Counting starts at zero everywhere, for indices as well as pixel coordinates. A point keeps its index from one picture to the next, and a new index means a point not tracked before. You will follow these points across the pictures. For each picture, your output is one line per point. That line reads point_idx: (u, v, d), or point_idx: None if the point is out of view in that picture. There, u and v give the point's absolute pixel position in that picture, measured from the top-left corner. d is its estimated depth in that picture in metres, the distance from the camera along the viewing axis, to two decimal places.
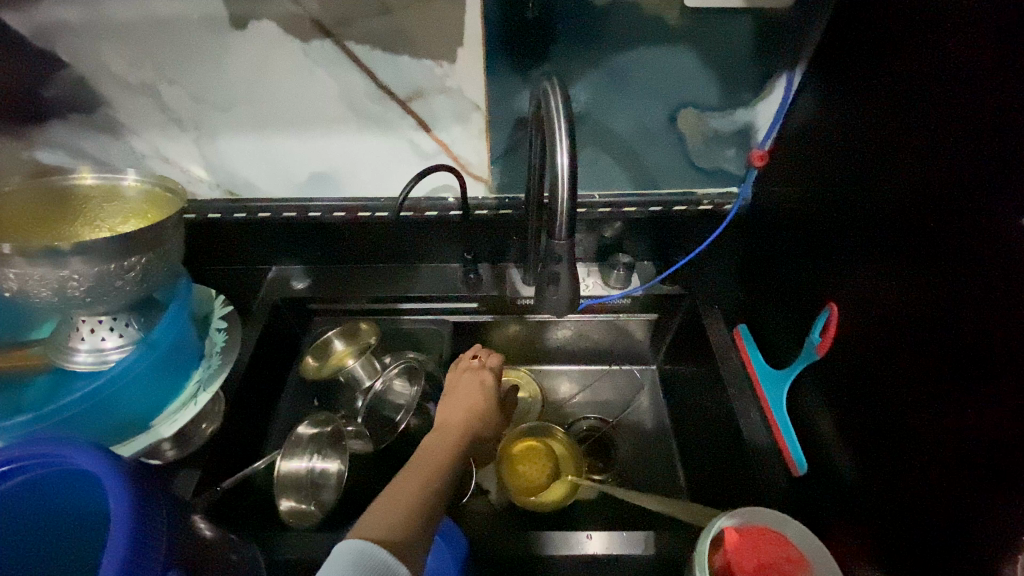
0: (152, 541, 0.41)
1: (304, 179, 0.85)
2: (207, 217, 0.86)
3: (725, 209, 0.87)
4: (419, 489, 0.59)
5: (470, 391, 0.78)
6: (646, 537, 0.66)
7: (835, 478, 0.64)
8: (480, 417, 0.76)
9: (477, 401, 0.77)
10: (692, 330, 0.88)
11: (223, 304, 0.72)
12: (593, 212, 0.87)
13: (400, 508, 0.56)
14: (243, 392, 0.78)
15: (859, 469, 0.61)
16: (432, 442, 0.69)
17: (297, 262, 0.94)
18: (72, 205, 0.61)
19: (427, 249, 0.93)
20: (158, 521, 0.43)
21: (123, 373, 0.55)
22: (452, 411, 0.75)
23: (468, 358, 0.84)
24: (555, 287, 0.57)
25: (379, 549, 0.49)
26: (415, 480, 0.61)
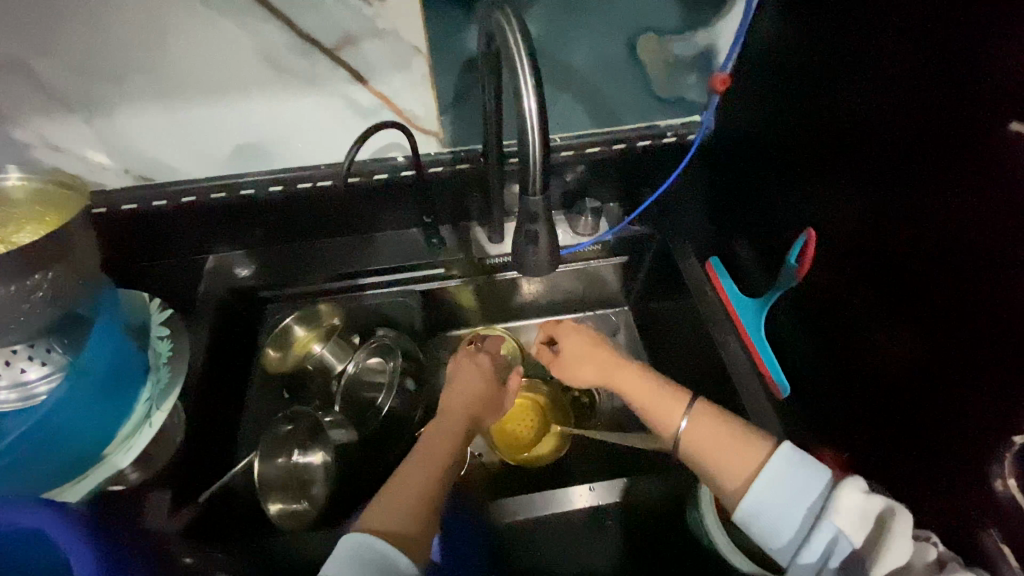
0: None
1: (228, 153, 0.74)
2: (122, 209, 0.75)
3: (689, 139, 0.83)
4: (422, 485, 0.57)
5: (469, 377, 0.73)
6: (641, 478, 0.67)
7: (819, 396, 0.66)
8: (481, 401, 0.71)
9: (478, 389, 0.72)
10: (664, 268, 0.87)
11: (160, 308, 0.63)
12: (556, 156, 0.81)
13: (400, 511, 0.53)
14: (200, 398, 0.71)
15: (841, 386, 0.63)
16: (436, 430, 0.65)
17: (237, 247, 0.85)
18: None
19: (382, 216, 0.85)
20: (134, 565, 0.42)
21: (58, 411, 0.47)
22: (457, 399, 0.70)
23: (466, 345, 0.79)
24: (535, 247, 0.53)
25: (379, 538, 0.49)
26: (416, 474, 0.58)
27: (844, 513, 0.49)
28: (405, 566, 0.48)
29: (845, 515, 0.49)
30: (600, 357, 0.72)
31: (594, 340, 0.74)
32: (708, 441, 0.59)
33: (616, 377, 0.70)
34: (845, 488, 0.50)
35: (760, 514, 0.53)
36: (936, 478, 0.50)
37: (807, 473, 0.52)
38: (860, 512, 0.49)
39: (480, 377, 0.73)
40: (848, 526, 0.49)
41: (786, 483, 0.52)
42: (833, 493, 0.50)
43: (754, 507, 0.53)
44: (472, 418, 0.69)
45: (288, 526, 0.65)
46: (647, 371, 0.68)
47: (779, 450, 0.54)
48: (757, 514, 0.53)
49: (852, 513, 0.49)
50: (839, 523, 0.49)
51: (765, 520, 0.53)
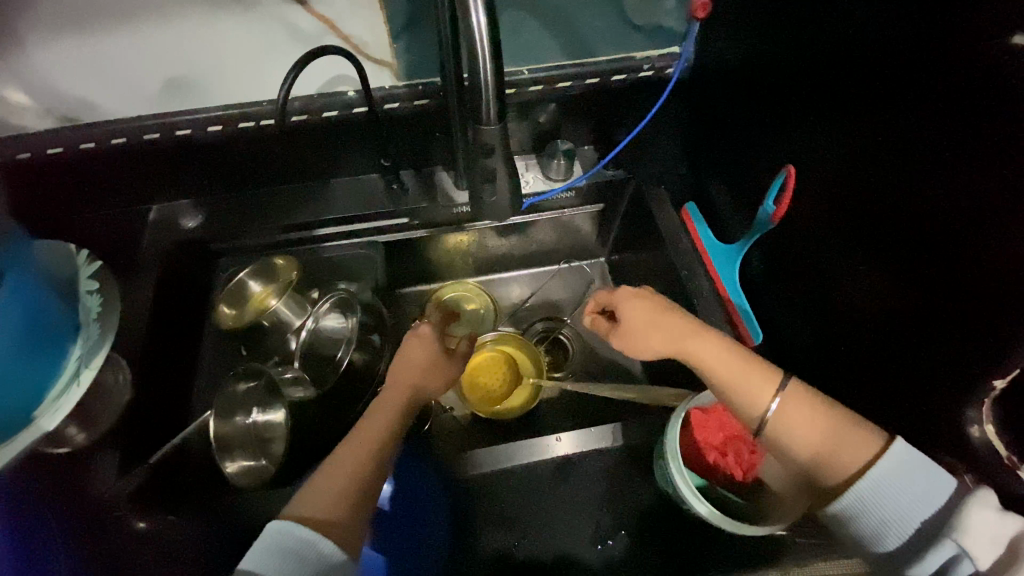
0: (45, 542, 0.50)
1: (158, 89, 0.66)
2: (47, 153, 0.68)
3: (667, 74, 0.76)
4: (352, 477, 0.52)
5: (415, 349, 0.66)
6: (615, 429, 0.67)
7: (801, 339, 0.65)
8: (431, 372, 0.65)
9: (426, 360, 0.65)
10: (639, 214, 0.83)
11: (89, 261, 0.58)
12: (522, 92, 0.75)
13: (327, 507, 0.49)
14: (147, 357, 0.67)
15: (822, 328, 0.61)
16: (377, 409, 0.60)
17: (183, 195, 0.79)
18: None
19: (338, 160, 0.79)
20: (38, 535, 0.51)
21: None
22: (404, 374, 0.64)
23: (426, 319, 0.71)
24: (494, 186, 0.48)
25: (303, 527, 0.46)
26: (347, 463, 0.53)
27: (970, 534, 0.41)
28: (329, 554, 0.46)
29: (970, 535, 0.41)
30: (673, 328, 0.59)
31: (658, 308, 0.61)
32: (806, 427, 0.51)
33: (692, 347, 0.57)
34: (975, 505, 0.42)
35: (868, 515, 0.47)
36: (912, 421, 0.49)
37: (932, 480, 0.44)
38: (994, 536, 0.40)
39: (427, 347, 0.66)
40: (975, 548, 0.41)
41: (902, 487, 0.45)
42: (960, 508, 0.42)
43: (862, 509, 0.47)
44: (417, 392, 0.63)
45: (246, 486, 0.63)
46: (724, 339, 0.57)
47: (896, 446, 0.46)
48: (867, 521, 0.47)
49: (979, 532, 0.41)
50: (964, 544, 0.41)
51: (871, 521, 0.46)
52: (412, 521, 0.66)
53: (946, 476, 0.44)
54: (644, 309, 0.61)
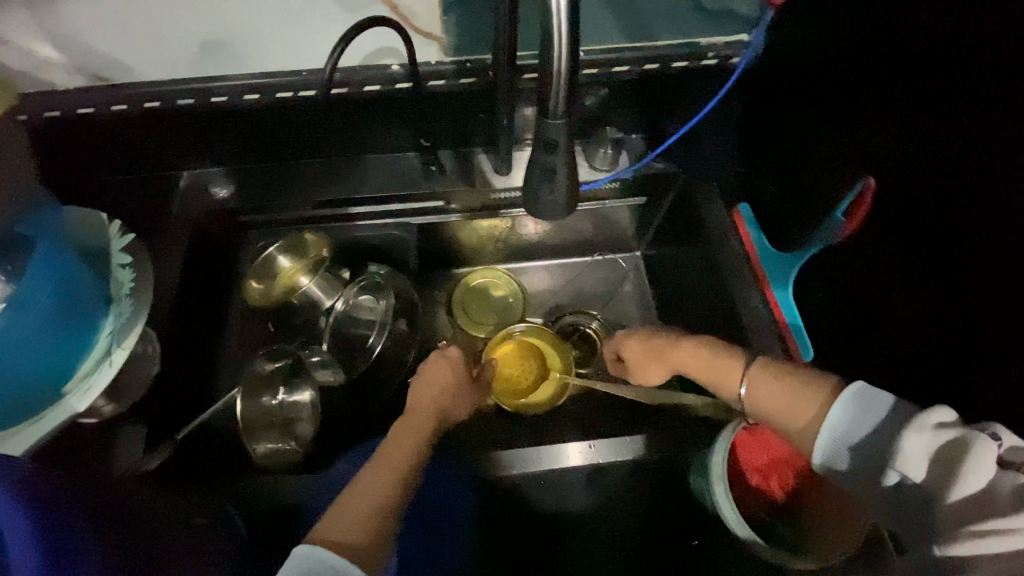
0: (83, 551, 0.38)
1: (194, 51, 0.63)
2: (77, 113, 0.65)
3: (732, 63, 0.71)
4: (386, 488, 0.54)
5: (439, 371, 0.71)
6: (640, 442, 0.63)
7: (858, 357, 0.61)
8: (451, 393, 0.70)
9: (448, 384, 0.71)
10: (684, 212, 0.78)
11: (121, 232, 0.55)
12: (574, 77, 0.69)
13: (364, 518, 0.50)
14: (173, 330, 0.66)
15: (891, 347, 0.57)
16: (404, 425, 0.64)
17: (213, 163, 0.76)
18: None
19: (373, 136, 0.76)
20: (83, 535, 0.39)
21: None
22: (428, 394, 0.69)
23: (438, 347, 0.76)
24: (552, 183, 0.45)
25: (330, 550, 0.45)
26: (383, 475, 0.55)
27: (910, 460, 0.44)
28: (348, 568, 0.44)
29: (909, 460, 0.44)
30: (658, 347, 0.66)
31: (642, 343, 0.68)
32: (772, 391, 0.55)
33: (677, 360, 0.64)
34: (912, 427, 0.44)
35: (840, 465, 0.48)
36: None
37: (876, 413, 0.47)
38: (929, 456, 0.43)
39: (451, 370, 0.72)
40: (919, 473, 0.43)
41: (850, 425, 0.47)
42: (892, 434, 0.45)
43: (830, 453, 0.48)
44: (440, 415, 0.68)
45: (270, 467, 0.63)
46: (702, 341, 0.63)
47: (852, 387, 0.49)
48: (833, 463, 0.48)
49: (917, 455, 0.43)
50: (905, 469, 0.44)
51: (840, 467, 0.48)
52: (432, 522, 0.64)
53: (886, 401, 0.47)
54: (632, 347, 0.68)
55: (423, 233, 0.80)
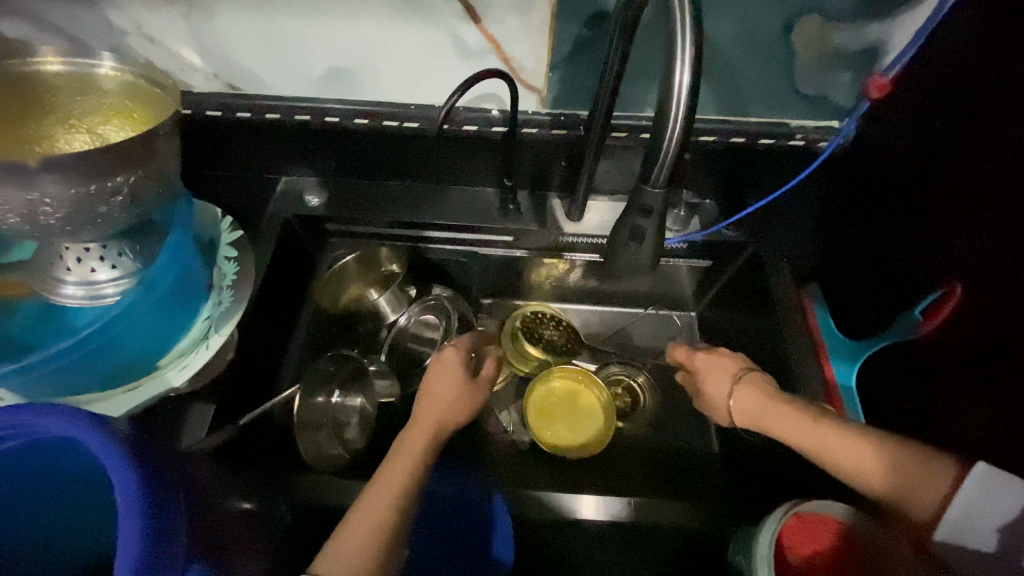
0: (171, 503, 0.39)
1: (320, 75, 0.70)
2: (207, 114, 0.73)
3: (819, 147, 0.72)
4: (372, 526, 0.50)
5: (443, 381, 0.65)
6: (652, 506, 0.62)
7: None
8: (458, 403, 0.64)
9: (452, 390, 0.64)
10: (747, 282, 0.77)
11: (231, 228, 0.61)
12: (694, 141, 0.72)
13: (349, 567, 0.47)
14: (255, 320, 0.71)
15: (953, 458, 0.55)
16: (405, 444, 0.59)
17: (311, 172, 0.82)
18: (23, 96, 0.50)
19: (459, 168, 0.80)
20: (176, 508, 0.39)
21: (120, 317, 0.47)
22: (433, 406, 0.63)
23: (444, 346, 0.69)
24: (638, 245, 0.47)
25: None
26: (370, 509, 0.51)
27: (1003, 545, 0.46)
28: None
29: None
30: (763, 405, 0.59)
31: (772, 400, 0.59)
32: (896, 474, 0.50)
33: (787, 434, 0.56)
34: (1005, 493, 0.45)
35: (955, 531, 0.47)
36: None
37: (1008, 499, 0.44)
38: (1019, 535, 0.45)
39: (448, 375, 0.65)
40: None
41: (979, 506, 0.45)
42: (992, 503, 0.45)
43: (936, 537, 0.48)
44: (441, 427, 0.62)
45: (314, 467, 0.65)
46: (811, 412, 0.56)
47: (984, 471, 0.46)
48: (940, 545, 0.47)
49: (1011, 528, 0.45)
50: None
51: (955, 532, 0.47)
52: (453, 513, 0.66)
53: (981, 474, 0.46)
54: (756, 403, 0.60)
55: (488, 264, 0.84)
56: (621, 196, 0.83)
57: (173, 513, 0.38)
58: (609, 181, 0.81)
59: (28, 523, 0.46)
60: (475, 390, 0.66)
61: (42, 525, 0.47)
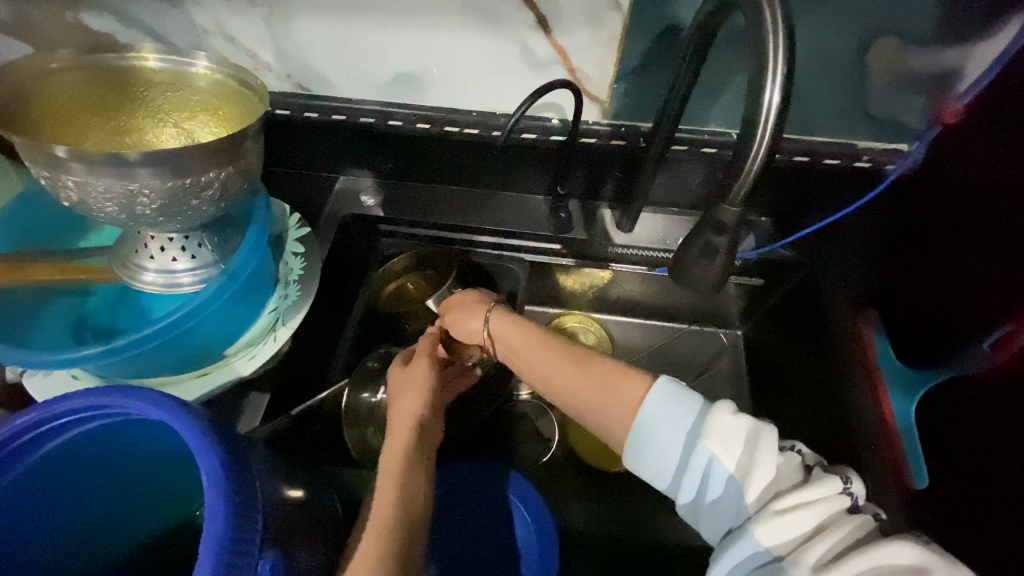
0: (252, 504, 0.38)
1: (387, 80, 0.72)
2: (275, 113, 0.75)
3: (884, 170, 0.70)
4: (385, 526, 0.46)
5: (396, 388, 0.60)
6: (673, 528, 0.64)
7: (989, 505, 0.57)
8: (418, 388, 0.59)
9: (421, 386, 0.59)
10: (799, 303, 0.75)
11: (298, 224, 0.62)
12: None
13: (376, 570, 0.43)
14: (310, 314, 0.73)
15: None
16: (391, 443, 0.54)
17: (368, 173, 0.84)
18: (120, 90, 0.53)
19: (512, 175, 0.81)
20: (256, 500, 0.38)
21: (201, 307, 0.49)
22: (399, 407, 0.58)
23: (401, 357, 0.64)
24: (708, 262, 0.46)
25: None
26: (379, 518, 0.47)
27: (774, 474, 0.45)
28: None
29: (719, 436, 0.46)
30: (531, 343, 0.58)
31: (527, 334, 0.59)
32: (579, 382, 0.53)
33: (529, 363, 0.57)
34: (717, 411, 0.48)
35: (645, 466, 0.50)
36: None
37: (681, 408, 0.48)
38: (775, 460, 0.45)
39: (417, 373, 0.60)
40: (724, 500, 0.45)
41: (683, 429, 0.48)
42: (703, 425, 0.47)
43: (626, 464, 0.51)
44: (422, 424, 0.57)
45: (362, 459, 0.69)
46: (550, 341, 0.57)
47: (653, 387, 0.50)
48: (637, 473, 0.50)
49: (725, 434, 0.46)
50: (713, 445, 0.46)
51: (654, 470, 0.49)
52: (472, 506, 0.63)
53: (690, 402, 0.49)
54: (501, 327, 0.61)
55: (535, 271, 0.84)
56: (672, 210, 0.82)
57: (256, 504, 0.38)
58: (662, 195, 0.81)
59: (101, 499, 0.48)
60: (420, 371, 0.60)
61: (111, 501, 0.49)
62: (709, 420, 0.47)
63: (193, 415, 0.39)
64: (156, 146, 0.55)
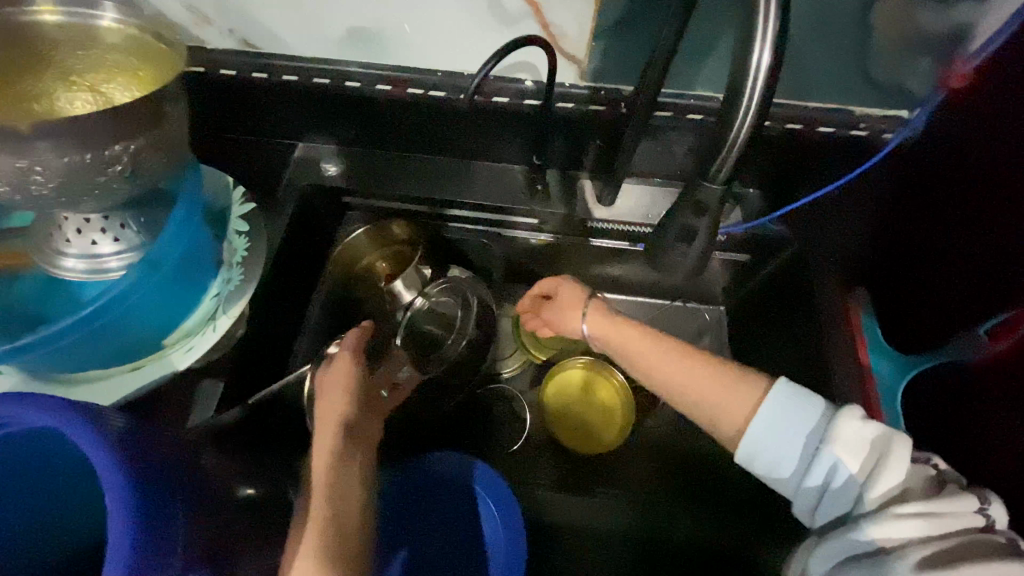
0: (161, 519, 0.38)
1: (341, 36, 0.65)
2: (221, 73, 0.68)
3: (882, 139, 0.65)
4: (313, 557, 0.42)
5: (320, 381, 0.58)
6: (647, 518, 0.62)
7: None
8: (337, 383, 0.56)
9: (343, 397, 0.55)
10: (786, 281, 0.71)
11: (243, 199, 0.57)
12: None
13: None
14: (267, 294, 0.68)
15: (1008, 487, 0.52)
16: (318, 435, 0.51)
17: (329, 140, 0.78)
18: (21, 51, 0.46)
19: (486, 142, 0.75)
20: (167, 511, 0.39)
21: (121, 299, 0.44)
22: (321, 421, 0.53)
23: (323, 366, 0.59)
24: (687, 247, 0.42)
25: None
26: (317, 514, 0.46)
27: (901, 481, 0.44)
28: None
29: (847, 445, 0.46)
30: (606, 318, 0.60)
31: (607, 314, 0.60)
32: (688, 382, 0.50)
33: (620, 345, 0.56)
34: (844, 417, 0.47)
35: (760, 458, 0.48)
36: None
37: (807, 410, 0.47)
38: (904, 469, 0.44)
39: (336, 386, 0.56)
40: (841, 498, 0.45)
41: (791, 427, 0.47)
42: (828, 427, 0.47)
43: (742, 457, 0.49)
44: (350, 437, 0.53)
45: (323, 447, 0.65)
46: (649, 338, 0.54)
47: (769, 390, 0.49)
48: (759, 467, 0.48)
49: (851, 442, 0.46)
50: (842, 453, 0.45)
51: (767, 464, 0.48)
52: (433, 495, 0.61)
53: (818, 403, 0.47)
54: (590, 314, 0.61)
55: (511, 246, 0.79)
56: (657, 180, 0.77)
57: (168, 521, 0.39)
58: (646, 164, 0.75)
59: (32, 501, 0.45)
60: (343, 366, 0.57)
61: (44, 504, 0.46)
62: (856, 428, 0.46)
63: (95, 426, 0.38)
64: (67, 111, 0.44)
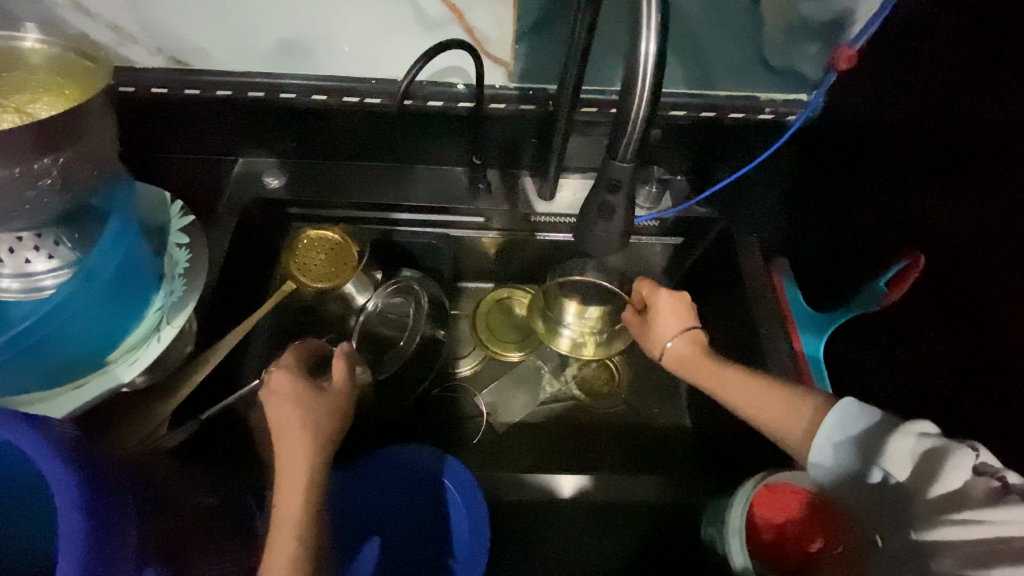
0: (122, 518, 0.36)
1: (272, 48, 0.66)
2: (151, 92, 0.68)
3: (788, 120, 0.71)
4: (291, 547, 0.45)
5: (283, 413, 0.53)
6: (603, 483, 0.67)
7: None
8: (312, 416, 0.54)
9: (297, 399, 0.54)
10: (719, 260, 0.76)
11: (182, 213, 0.58)
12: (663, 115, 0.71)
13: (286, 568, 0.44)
14: (213, 309, 0.67)
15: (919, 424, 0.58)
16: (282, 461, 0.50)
17: (268, 153, 0.78)
18: None
19: (425, 146, 0.78)
20: (127, 512, 0.37)
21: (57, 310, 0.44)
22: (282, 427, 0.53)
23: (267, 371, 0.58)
24: (607, 221, 0.47)
25: None
26: (283, 543, 0.46)
27: (946, 492, 0.43)
28: None
29: (893, 459, 0.45)
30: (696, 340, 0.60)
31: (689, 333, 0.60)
32: (771, 413, 0.51)
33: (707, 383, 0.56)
34: (903, 433, 0.45)
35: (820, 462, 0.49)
36: None
37: (858, 424, 0.47)
38: (951, 483, 0.43)
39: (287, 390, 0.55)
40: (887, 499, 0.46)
41: (834, 439, 0.48)
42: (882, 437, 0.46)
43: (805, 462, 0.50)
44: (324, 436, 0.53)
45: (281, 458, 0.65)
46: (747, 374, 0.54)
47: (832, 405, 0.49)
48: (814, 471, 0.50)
49: (899, 455, 0.45)
50: (889, 468, 0.45)
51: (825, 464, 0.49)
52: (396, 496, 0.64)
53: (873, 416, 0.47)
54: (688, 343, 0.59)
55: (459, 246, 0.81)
56: (591, 172, 0.81)
57: (124, 513, 0.37)
58: (579, 158, 0.79)
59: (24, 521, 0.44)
60: (329, 399, 0.56)
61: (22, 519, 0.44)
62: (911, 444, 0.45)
63: (40, 430, 0.36)
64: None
